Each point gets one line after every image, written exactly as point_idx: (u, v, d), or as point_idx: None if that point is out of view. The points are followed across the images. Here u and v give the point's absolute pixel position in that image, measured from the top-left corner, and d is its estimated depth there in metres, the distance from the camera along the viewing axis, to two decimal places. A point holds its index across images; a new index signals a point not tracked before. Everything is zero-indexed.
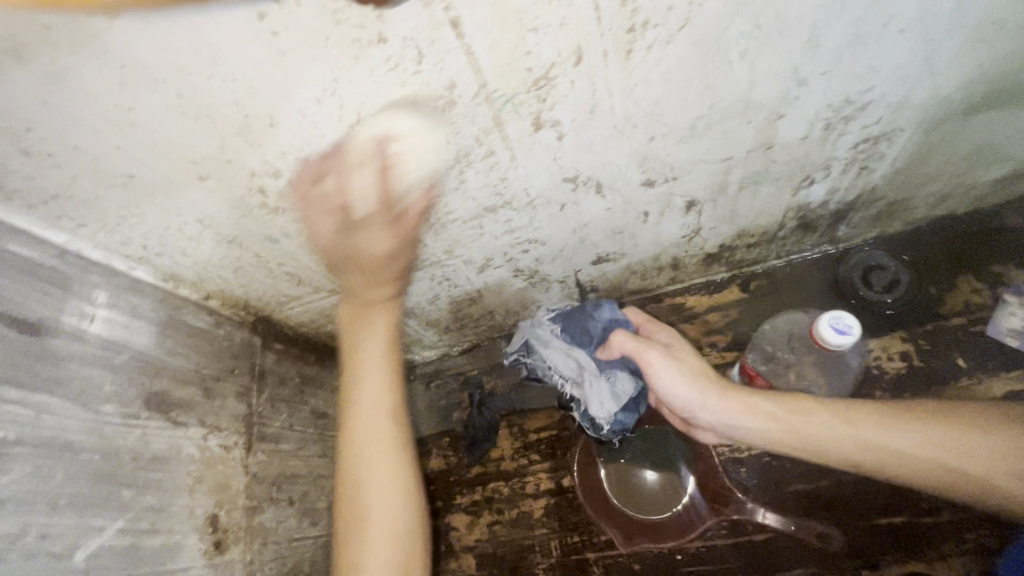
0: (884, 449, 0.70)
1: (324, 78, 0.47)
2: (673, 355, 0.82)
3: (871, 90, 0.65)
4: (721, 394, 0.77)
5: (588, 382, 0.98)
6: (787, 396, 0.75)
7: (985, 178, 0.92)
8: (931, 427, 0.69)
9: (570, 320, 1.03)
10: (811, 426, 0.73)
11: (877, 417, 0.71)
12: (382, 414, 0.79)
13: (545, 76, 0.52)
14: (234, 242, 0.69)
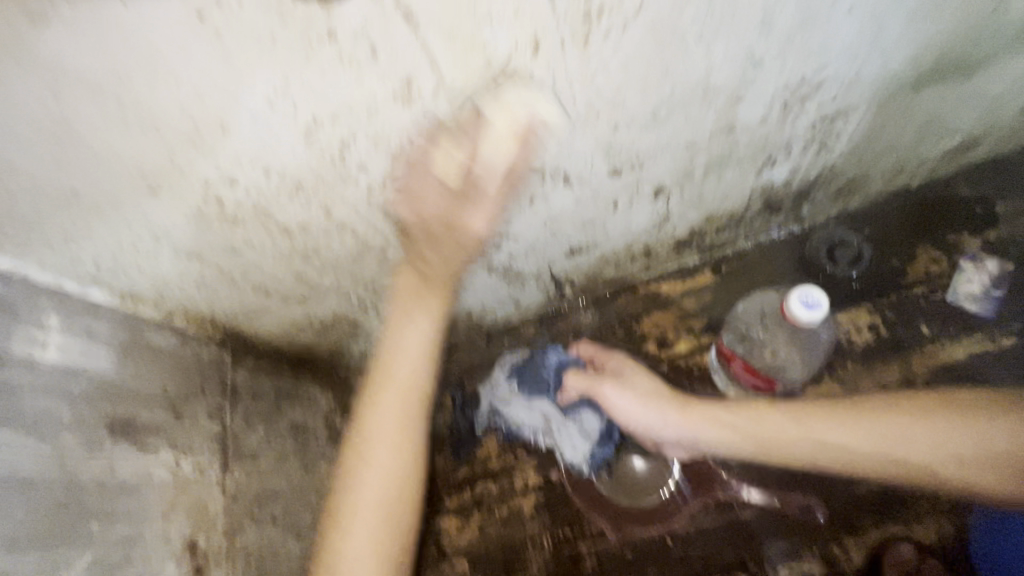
0: (835, 446, 0.71)
1: (275, 78, 0.45)
2: (622, 386, 0.86)
3: (824, 69, 0.66)
4: (679, 410, 0.81)
5: (557, 429, 1.03)
6: (742, 407, 0.78)
7: (936, 149, 0.96)
8: (875, 422, 0.71)
9: (524, 372, 1.08)
10: (767, 432, 0.75)
11: (825, 417, 0.73)
12: (407, 393, 0.76)
13: (504, 67, 0.51)
14: (193, 256, 0.66)
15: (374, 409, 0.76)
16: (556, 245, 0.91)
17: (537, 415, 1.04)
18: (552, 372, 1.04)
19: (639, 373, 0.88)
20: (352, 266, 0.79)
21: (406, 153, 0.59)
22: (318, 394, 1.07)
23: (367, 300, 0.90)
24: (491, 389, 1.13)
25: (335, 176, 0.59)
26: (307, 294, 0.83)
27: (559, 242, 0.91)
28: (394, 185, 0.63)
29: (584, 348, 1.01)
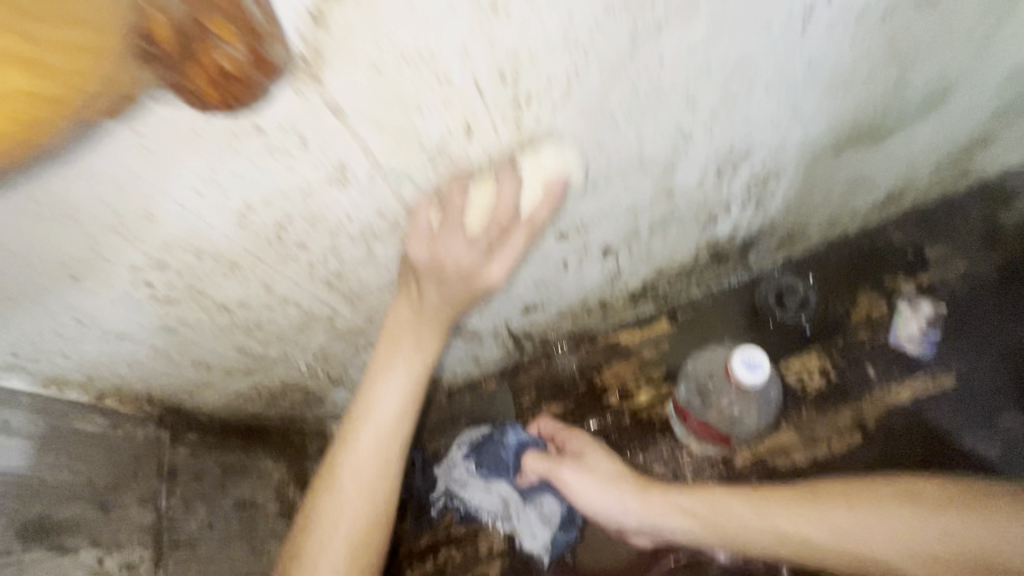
0: (795, 538, 0.68)
1: (200, 168, 0.45)
2: (584, 468, 0.79)
3: (750, 138, 0.70)
4: (642, 497, 0.76)
5: (516, 515, 0.98)
6: (703, 491, 0.74)
7: (864, 201, 1.02)
8: (841, 512, 0.68)
9: (482, 451, 1.02)
10: (729, 522, 0.71)
11: (784, 506, 0.70)
12: (383, 436, 0.72)
13: (438, 149, 0.52)
14: (124, 339, 0.63)
15: (347, 447, 0.72)
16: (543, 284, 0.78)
17: (495, 499, 0.99)
18: (512, 454, 0.98)
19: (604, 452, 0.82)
20: (298, 337, 0.76)
21: (347, 230, 0.58)
22: (269, 465, 1.02)
23: (318, 367, 0.88)
24: (448, 468, 1.06)
25: (274, 255, 0.58)
26: (252, 366, 0.80)
27: (541, 298, 0.78)
28: (336, 259, 0.62)
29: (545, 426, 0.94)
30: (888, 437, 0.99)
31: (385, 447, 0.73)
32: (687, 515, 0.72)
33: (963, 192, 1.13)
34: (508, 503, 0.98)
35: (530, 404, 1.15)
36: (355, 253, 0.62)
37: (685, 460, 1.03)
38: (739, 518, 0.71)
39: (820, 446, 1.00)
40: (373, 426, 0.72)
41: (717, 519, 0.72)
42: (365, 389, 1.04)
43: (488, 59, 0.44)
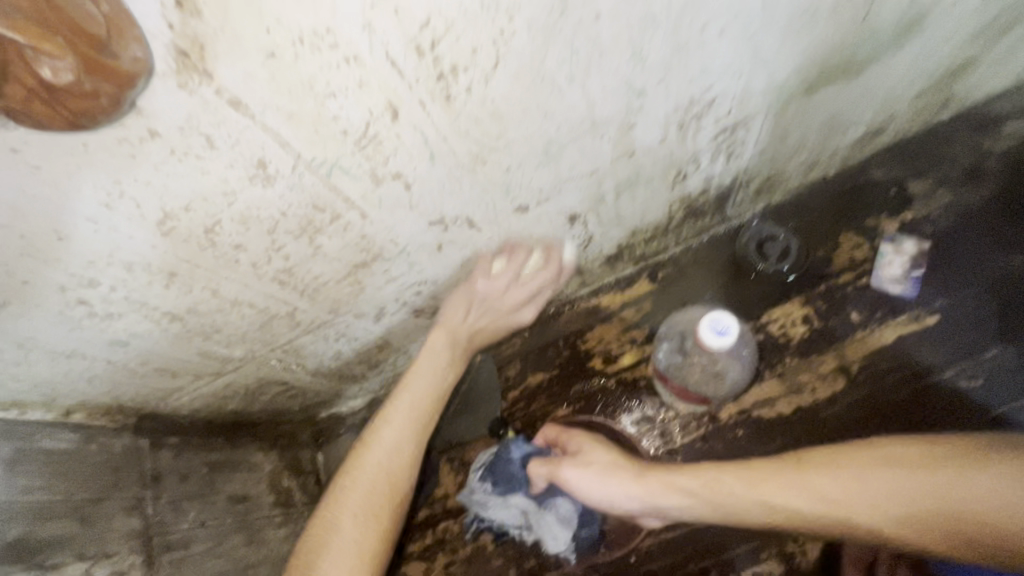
0: (788, 510, 0.65)
1: (103, 182, 0.42)
2: (580, 462, 0.79)
3: (711, 88, 0.65)
4: (639, 480, 0.74)
5: (536, 522, 0.98)
6: (697, 468, 0.72)
7: (843, 141, 0.98)
8: (829, 481, 0.64)
9: (493, 469, 1.02)
10: (721, 497, 0.69)
11: (773, 477, 0.67)
12: (421, 402, 0.87)
13: (365, 135, 0.48)
14: (74, 356, 0.61)
15: (391, 410, 0.87)
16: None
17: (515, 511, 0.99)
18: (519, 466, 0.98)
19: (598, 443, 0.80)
20: (261, 334, 0.74)
21: (284, 227, 0.55)
22: (259, 457, 1.02)
23: (290, 361, 0.86)
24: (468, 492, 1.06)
25: (214, 259, 0.56)
26: (220, 368, 0.78)
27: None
28: (280, 256, 0.59)
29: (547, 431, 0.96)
30: (873, 379, 0.98)
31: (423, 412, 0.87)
32: (682, 493, 0.71)
33: (944, 123, 1.09)
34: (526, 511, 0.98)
35: (515, 375, 1.14)
36: (299, 248, 0.59)
37: (672, 418, 1.03)
38: (731, 494, 0.68)
39: (806, 394, 1.00)
40: (411, 394, 0.87)
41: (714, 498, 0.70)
42: (346, 376, 1.03)
43: (398, 31, 0.40)
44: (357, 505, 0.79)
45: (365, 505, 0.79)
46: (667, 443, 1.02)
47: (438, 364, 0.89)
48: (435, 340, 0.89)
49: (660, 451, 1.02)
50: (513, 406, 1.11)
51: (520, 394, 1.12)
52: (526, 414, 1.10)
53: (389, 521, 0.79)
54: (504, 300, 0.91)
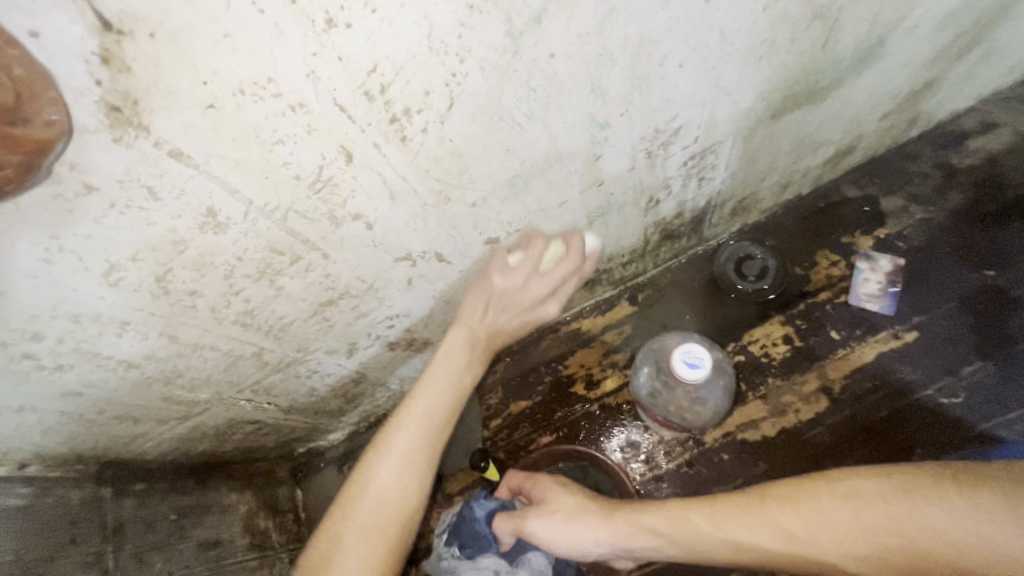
0: (753, 548, 0.64)
1: (40, 238, 0.40)
2: (545, 510, 0.74)
3: (675, 118, 0.65)
4: (606, 522, 0.71)
5: None
6: (664, 506, 0.69)
7: (814, 161, 0.99)
8: (789, 517, 0.63)
9: (456, 530, 0.84)
10: (687, 535, 0.67)
11: (739, 514, 0.65)
12: (451, 386, 0.75)
13: (319, 178, 0.47)
14: (24, 409, 0.59)
15: (416, 396, 0.74)
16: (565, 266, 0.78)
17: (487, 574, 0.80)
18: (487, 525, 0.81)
19: (560, 486, 0.76)
20: (227, 376, 0.72)
21: (242, 272, 0.54)
22: (232, 498, 0.99)
23: (261, 400, 0.84)
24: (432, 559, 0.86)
25: (169, 307, 0.54)
26: (185, 411, 0.76)
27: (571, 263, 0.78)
28: (239, 300, 0.58)
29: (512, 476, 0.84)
30: (855, 398, 0.97)
31: (452, 402, 0.74)
32: (649, 534, 0.68)
33: (912, 140, 1.11)
34: (499, 575, 0.80)
35: (497, 403, 1.12)
36: (260, 290, 0.58)
37: (656, 443, 1.02)
38: (696, 533, 0.67)
39: (789, 416, 0.99)
40: (434, 384, 0.75)
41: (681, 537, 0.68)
42: (322, 411, 1.00)
43: (344, 78, 0.39)
44: (364, 521, 0.67)
45: (369, 523, 0.67)
46: (653, 469, 1.00)
47: (455, 362, 0.76)
48: (455, 335, 0.78)
49: (646, 478, 1.00)
50: (495, 435, 1.09)
51: (502, 422, 1.10)
52: (509, 443, 1.08)
53: (393, 544, 0.68)
54: (523, 294, 0.78)
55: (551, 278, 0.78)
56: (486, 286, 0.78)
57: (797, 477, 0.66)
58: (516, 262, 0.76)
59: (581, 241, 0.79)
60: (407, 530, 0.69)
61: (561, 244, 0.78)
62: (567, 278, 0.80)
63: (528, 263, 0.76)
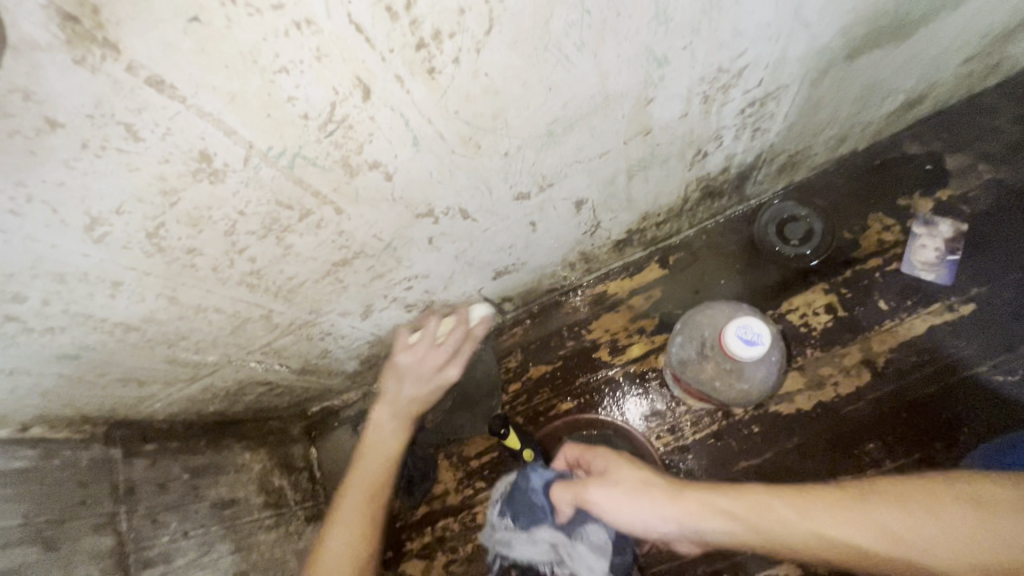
0: (845, 542, 0.59)
1: (2, 184, 0.33)
2: (608, 479, 0.68)
3: (743, 55, 0.56)
4: (674, 499, 0.65)
5: (568, 558, 0.76)
6: (745, 490, 0.64)
7: (880, 112, 0.88)
8: (901, 515, 0.58)
9: (511, 500, 0.81)
10: (769, 523, 0.62)
11: (830, 505, 0.61)
12: (398, 408, 0.82)
13: (331, 119, 0.40)
14: (16, 373, 0.54)
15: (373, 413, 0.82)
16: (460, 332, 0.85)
17: (543, 547, 0.77)
18: (542, 494, 0.78)
19: (621, 457, 0.70)
20: (235, 338, 0.67)
21: (245, 228, 0.47)
22: (246, 457, 0.97)
23: (272, 362, 0.79)
24: (488, 533, 0.85)
25: (166, 266, 0.48)
26: (192, 373, 0.71)
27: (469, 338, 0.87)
28: (245, 259, 0.51)
29: (570, 451, 0.79)
30: (900, 372, 0.91)
31: (404, 416, 0.82)
32: (724, 517, 0.64)
33: (987, 91, 0.99)
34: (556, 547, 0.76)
35: (516, 367, 1.07)
36: (267, 248, 0.52)
37: (682, 413, 0.97)
38: (779, 524, 0.61)
39: (827, 389, 0.93)
40: (388, 402, 0.83)
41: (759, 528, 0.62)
42: (337, 372, 0.96)
43: None
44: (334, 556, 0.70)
45: (338, 553, 0.70)
46: (678, 439, 0.97)
47: (385, 429, 0.80)
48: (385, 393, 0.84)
49: (670, 447, 0.96)
50: (514, 400, 1.05)
51: (520, 387, 1.06)
52: (528, 408, 1.04)
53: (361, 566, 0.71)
54: (432, 371, 0.84)
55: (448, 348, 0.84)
56: (393, 367, 0.84)
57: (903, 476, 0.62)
58: (416, 338, 0.85)
59: (467, 312, 0.88)
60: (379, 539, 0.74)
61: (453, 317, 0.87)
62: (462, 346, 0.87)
63: (424, 340, 0.84)
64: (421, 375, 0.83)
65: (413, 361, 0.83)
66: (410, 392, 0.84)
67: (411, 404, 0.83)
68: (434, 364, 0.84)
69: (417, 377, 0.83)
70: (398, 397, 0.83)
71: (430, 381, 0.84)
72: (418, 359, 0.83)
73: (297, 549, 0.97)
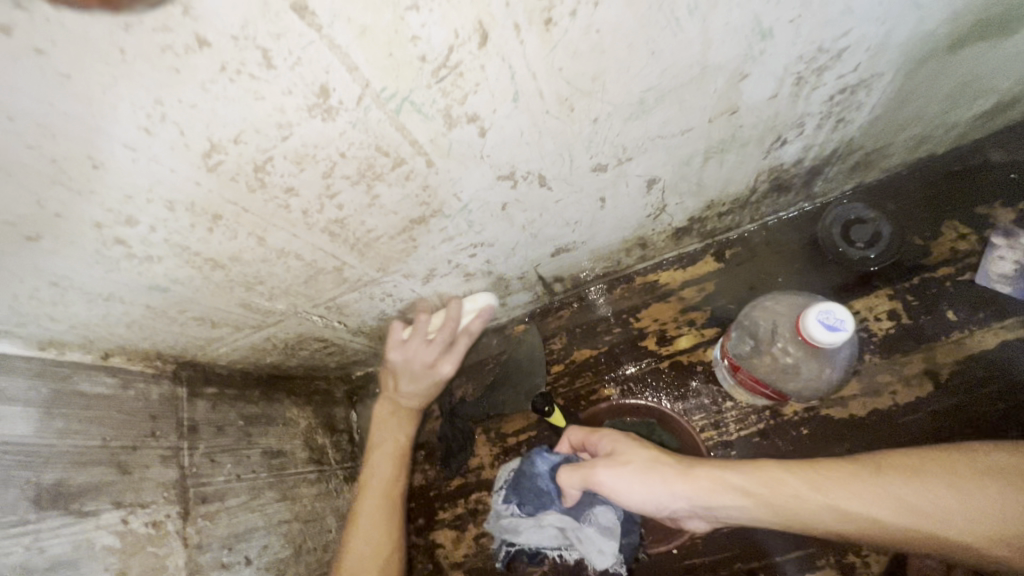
0: (859, 517, 0.60)
1: (142, 100, 0.35)
2: (616, 460, 0.69)
3: (847, 34, 0.54)
4: (683, 476, 0.66)
5: (576, 538, 0.83)
6: (759, 467, 0.65)
7: (967, 114, 0.84)
8: (914, 487, 0.59)
9: (517, 486, 0.86)
10: (785, 497, 0.63)
11: (845, 480, 0.61)
12: (398, 409, 0.94)
13: (446, 64, 0.40)
14: (110, 299, 0.57)
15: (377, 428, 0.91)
16: (449, 328, 0.88)
17: (550, 530, 0.83)
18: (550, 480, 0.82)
19: (628, 438, 0.71)
20: (306, 289, 0.69)
21: (342, 171, 0.48)
22: (294, 412, 0.99)
23: (333, 318, 0.82)
24: (494, 517, 0.90)
25: (264, 203, 0.49)
26: (260, 320, 0.74)
27: (457, 330, 0.89)
28: (334, 204, 0.53)
29: (575, 434, 0.79)
30: (965, 386, 0.88)
31: (383, 420, 0.92)
32: (737, 492, 0.64)
33: None
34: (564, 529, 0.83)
35: (561, 349, 1.08)
36: (356, 196, 0.53)
37: (728, 409, 0.95)
38: (793, 497, 0.63)
39: (884, 397, 0.90)
40: (388, 428, 0.90)
41: (773, 501, 0.64)
42: (387, 337, 0.98)
43: None
44: (364, 555, 0.85)
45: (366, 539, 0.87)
46: (722, 434, 0.95)
47: (392, 425, 0.90)
48: (384, 406, 0.95)
49: (713, 442, 0.95)
50: (556, 381, 1.06)
51: (564, 368, 1.06)
52: (570, 390, 1.04)
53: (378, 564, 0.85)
54: (422, 365, 0.91)
55: (436, 345, 0.90)
56: (392, 363, 0.93)
57: (920, 450, 0.62)
58: (409, 334, 0.91)
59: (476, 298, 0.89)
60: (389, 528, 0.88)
61: (444, 312, 0.88)
62: (456, 340, 0.91)
63: (416, 337, 0.89)
64: (417, 371, 0.91)
65: (408, 346, 0.90)
66: (416, 361, 0.90)
67: (424, 369, 0.91)
68: (433, 348, 0.90)
69: (395, 371, 0.94)
70: (417, 393, 0.94)
71: (428, 372, 0.92)
72: (409, 351, 0.91)
73: (335, 506, 1.00)
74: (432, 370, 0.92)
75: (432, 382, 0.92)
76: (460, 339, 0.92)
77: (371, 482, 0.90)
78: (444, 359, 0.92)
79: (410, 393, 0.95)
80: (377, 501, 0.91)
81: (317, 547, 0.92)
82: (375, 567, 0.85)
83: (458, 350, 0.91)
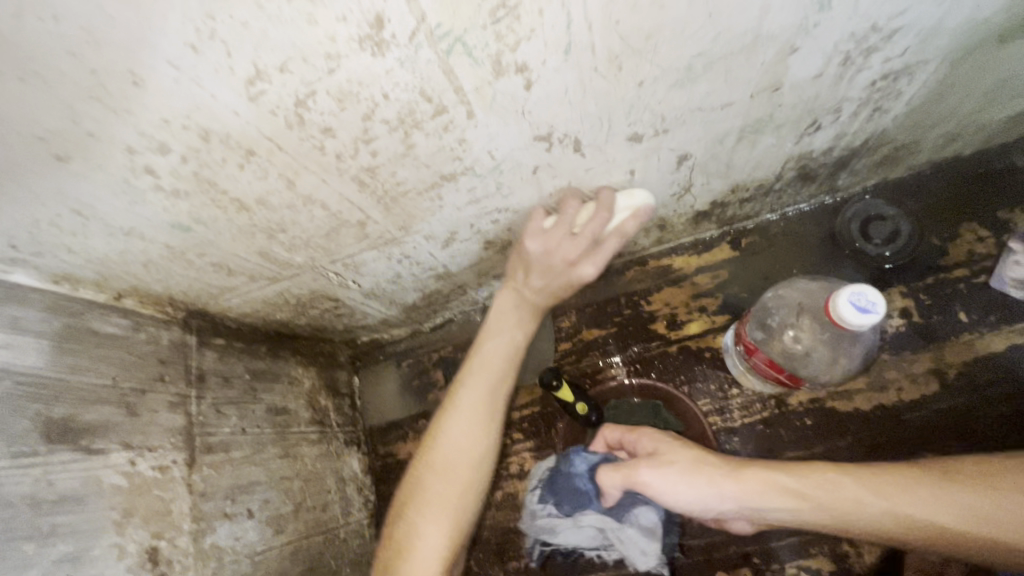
0: (921, 524, 0.60)
1: (192, 11, 0.34)
2: (659, 461, 0.70)
3: (902, 14, 0.53)
4: (733, 478, 0.67)
5: (616, 537, 0.86)
6: (812, 469, 0.66)
7: (999, 115, 0.84)
8: (983, 497, 0.58)
9: (554, 487, 0.90)
10: (841, 501, 0.63)
11: (909, 487, 0.61)
12: (502, 356, 0.85)
13: (504, 4, 0.39)
14: (131, 235, 0.56)
15: (485, 340, 0.86)
16: (600, 221, 0.70)
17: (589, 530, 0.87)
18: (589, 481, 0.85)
19: (667, 437, 0.73)
20: (326, 242, 0.68)
21: (382, 115, 0.47)
22: (299, 372, 0.99)
23: (348, 276, 0.80)
24: (530, 512, 0.96)
25: (298, 142, 0.48)
26: (276, 272, 0.73)
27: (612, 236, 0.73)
28: (369, 150, 0.51)
29: (609, 435, 0.83)
30: (970, 388, 0.88)
31: (506, 353, 0.85)
32: (791, 495, 0.65)
33: None
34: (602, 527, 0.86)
35: (569, 327, 1.08)
36: (392, 143, 0.51)
37: (734, 395, 0.96)
38: (850, 502, 0.63)
39: (889, 393, 0.91)
40: (478, 378, 0.83)
41: (828, 505, 0.64)
42: (397, 303, 0.97)
43: None
44: (441, 465, 0.78)
45: (471, 418, 0.81)
46: (726, 421, 0.95)
47: (501, 327, 0.85)
48: (504, 300, 0.86)
49: (716, 428, 0.95)
50: (563, 359, 1.06)
51: (571, 347, 1.07)
52: (576, 368, 1.05)
53: (466, 483, 0.78)
54: (554, 259, 0.76)
55: (582, 239, 0.72)
56: (523, 254, 0.78)
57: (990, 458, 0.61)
58: (551, 224, 0.73)
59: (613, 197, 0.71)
60: (492, 433, 0.82)
61: (593, 203, 0.71)
62: (603, 240, 0.74)
63: (562, 227, 0.72)
64: (546, 271, 0.78)
65: (547, 247, 0.74)
66: (554, 259, 0.75)
67: (558, 265, 0.76)
68: (578, 247, 0.73)
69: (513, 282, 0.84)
70: (535, 300, 0.85)
71: (563, 268, 0.77)
72: (547, 240, 0.73)
73: (335, 467, 1.00)
74: (570, 266, 0.77)
75: (559, 286, 0.81)
76: (612, 241, 0.74)
77: (472, 378, 0.83)
78: (575, 263, 0.76)
79: (522, 303, 0.85)
80: (500, 397, 0.84)
81: (316, 506, 0.92)
82: (462, 484, 0.77)
83: (592, 252, 0.74)
